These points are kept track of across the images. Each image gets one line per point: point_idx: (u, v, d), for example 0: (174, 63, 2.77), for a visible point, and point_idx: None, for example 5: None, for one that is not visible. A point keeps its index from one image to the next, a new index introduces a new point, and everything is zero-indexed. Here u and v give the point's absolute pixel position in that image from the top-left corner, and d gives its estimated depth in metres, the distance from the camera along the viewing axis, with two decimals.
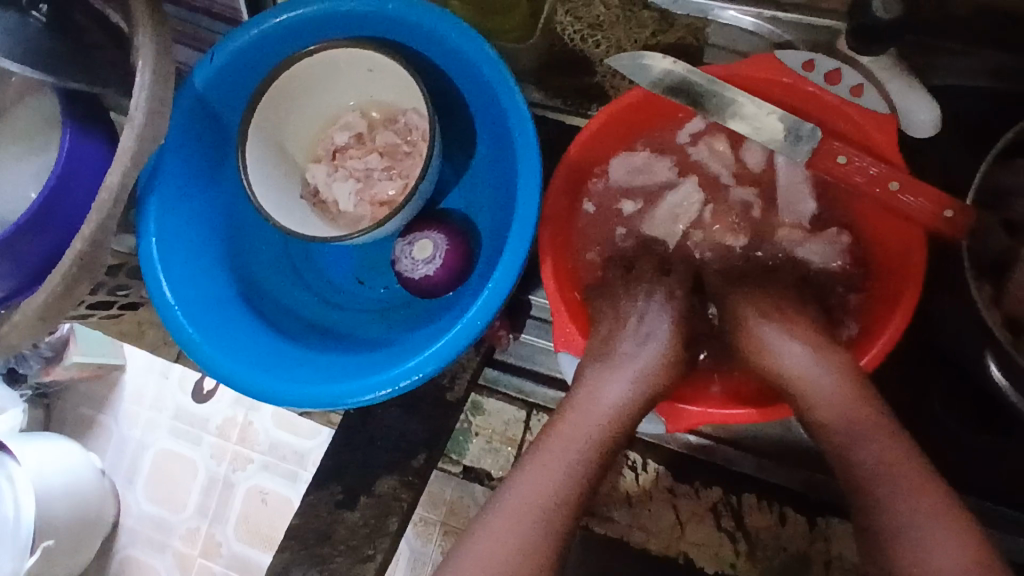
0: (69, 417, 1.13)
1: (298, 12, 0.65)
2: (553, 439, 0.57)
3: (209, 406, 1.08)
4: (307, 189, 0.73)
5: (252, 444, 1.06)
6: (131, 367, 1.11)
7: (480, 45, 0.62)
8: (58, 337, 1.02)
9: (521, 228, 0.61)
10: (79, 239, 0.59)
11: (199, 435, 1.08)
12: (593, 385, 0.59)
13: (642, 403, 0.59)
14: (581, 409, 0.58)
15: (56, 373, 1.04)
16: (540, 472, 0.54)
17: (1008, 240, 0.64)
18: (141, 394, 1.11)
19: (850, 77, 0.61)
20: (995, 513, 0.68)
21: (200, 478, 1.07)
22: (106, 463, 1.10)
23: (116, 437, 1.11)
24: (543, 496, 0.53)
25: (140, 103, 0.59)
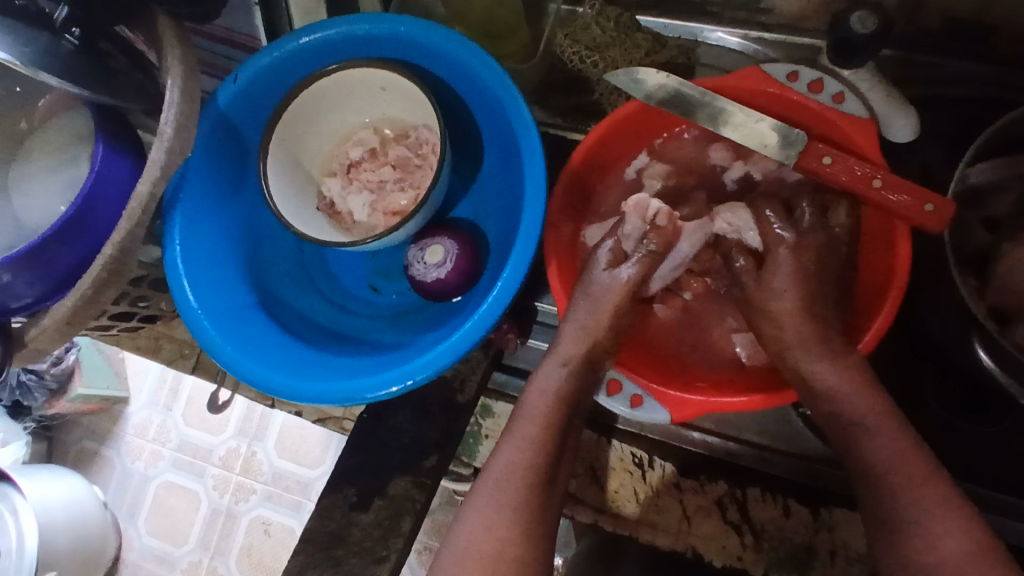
0: (72, 450, 1.21)
1: (317, 36, 0.70)
2: (503, 459, 0.61)
3: (213, 438, 1.16)
4: (323, 201, 0.77)
5: (256, 474, 1.13)
6: (134, 401, 1.20)
7: (486, 61, 0.66)
8: (64, 369, 1.10)
9: (528, 229, 0.64)
10: (109, 246, 0.63)
11: (203, 467, 1.16)
12: (534, 400, 0.64)
13: (579, 377, 0.65)
14: (526, 424, 0.62)
15: (62, 404, 1.12)
16: (494, 492, 0.59)
17: (990, 236, 0.72)
18: (144, 428, 1.19)
19: (831, 86, 0.65)
20: (995, 500, 0.71)
21: (202, 510, 1.14)
22: (109, 496, 1.19)
23: (119, 471, 1.19)
24: (507, 496, 0.59)
25: (169, 118, 0.63)
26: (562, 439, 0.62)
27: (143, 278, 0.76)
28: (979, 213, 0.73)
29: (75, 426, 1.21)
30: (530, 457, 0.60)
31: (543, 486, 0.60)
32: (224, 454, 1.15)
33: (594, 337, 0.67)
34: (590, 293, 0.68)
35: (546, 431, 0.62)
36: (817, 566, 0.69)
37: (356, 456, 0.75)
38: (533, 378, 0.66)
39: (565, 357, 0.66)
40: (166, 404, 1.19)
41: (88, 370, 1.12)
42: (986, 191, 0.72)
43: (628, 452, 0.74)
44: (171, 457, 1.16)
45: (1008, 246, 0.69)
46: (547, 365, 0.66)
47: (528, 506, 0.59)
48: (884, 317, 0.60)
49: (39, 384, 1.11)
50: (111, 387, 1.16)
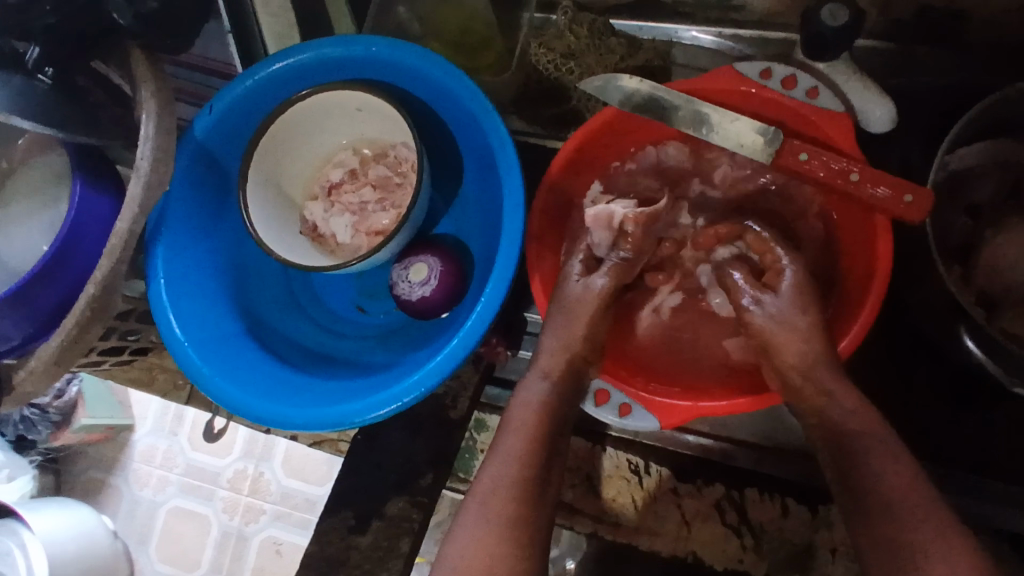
0: (79, 481, 1.21)
1: (292, 61, 0.70)
2: (490, 473, 0.60)
3: (220, 460, 1.16)
4: (305, 225, 0.77)
5: (264, 494, 1.13)
6: (139, 428, 1.20)
7: (458, 76, 0.66)
8: (66, 401, 1.10)
9: (509, 242, 0.64)
10: (92, 284, 0.63)
11: (211, 490, 1.16)
12: (519, 413, 0.64)
13: (562, 391, 0.65)
14: (512, 437, 0.62)
15: (66, 436, 1.12)
16: (484, 507, 0.58)
17: (972, 224, 0.72)
18: (151, 454, 1.19)
19: (804, 81, 0.65)
20: (993, 488, 0.70)
21: (213, 534, 1.14)
22: (119, 525, 1.19)
23: (127, 499, 1.19)
24: (498, 510, 0.58)
25: (145, 153, 0.64)
26: (549, 450, 0.62)
27: (130, 312, 0.76)
28: (962, 200, 0.73)
29: (80, 457, 1.22)
30: (518, 469, 0.60)
31: (534, 499, 0.59)
32: (232, 475, 1.15)
33: (573, 342, 0.67)
34: (566, 301, 0.69)
35: (532, 442, 0.61)
36: (817, 564, 0.69)
37: (352, 478, 0.75)
38: (517, 393, 0.66)
39: (546, 370, 0.66)
40: (172, 428, 1.19)
41: (90, 401, 1.12)
42: (966, 178, 0.72)
43: (623, 458, 0.74)
44: (178, 482, 1.16)
45: (991, 233, 0.69)
46: (530, 379, 0.66)
47: (519, 519, 0.58)
48: (866, 317, 0.60)
49: (42, 419, 1.11)
50: (115, 416, 1.16)
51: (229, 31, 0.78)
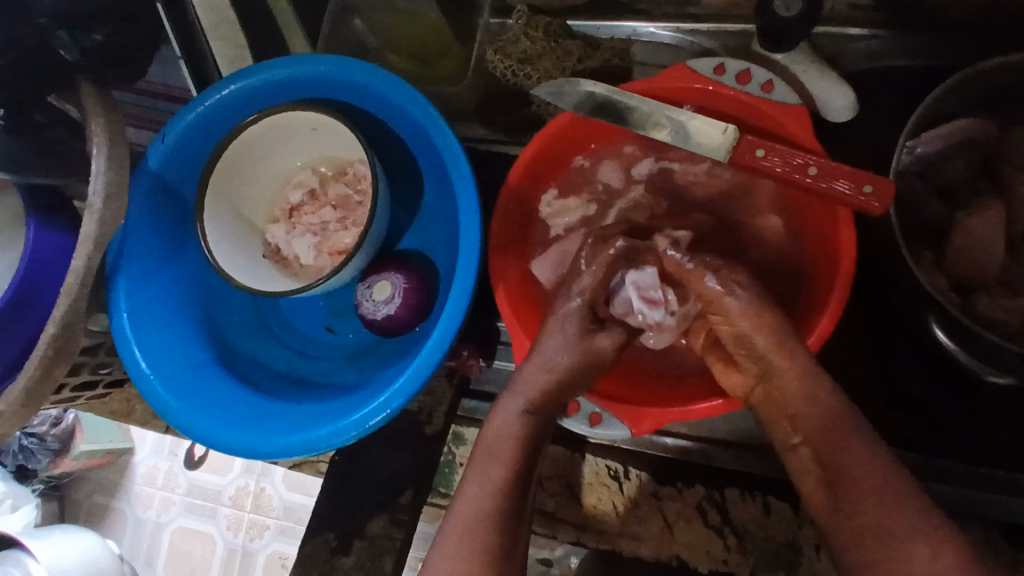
0: (84, 506, 1.22)
1: (242, 84, 0.70)
2: (467, 501, 0.58)
3: (220, 479, 1.16)
4: (268, 248, 0.76)
5: (267, 510, 1.12)
6: (139, 450, 1.19)
7: (407, 91, 0.66)
8: (64, 428, 1.12)
9: (467, 257, 0.63)
10: (51, 324, 0.62)
11: (214, 508, 1.15)
12: (494, 439, 0.60)
13: (541, 415, 0.61)
14: (489, 465, 0.59)
15: (67, 462, 1.12)
16: (461, 539, 0.56)
17: (942, 207, 0.70)
18: (153, 475, 1.19)
19: (758, 75, 0.64)
20: (976, 475, 0.69)
21: (219, 550, 1.14)
22: (126, 547, 1.19)
23: (131, 520, 1.19)
24: (475, 542, 0.56)
25: (98, 188, 0.63)
26: (527, 476, 0.60)
27: (97, 346, 0.76)
28: (934, 182, 0.71)
29: (83, 482, 1.22)
30: (497, 499, 0.58)
31: (512, 527, 0.57)
32: (233, 493, 1.14)
33: (557, 375, 0.61)
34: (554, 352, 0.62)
35: (511, 472, 0.58)
36: (803, 563, 0.68)
37: (332, 500, 0.75)
38: (492, 414, 0.62)
39: (527, 396, 0.61)
40: (172, 449, 1.18)
41: (88, 427, 1.12)
42: (937, 160, 0.70)
43: (603, 465, 0.74)
44: (181, 501, 1.16)
45: (962, 215, 0.68)
46: (506, 399, 0.62)
47: (497, 550, 0.56)
48: (829, 314, 0.59)
49: (41, 446, 1.12)
50: (115, 440, 1.16)
51: (180, 56, 0.78)
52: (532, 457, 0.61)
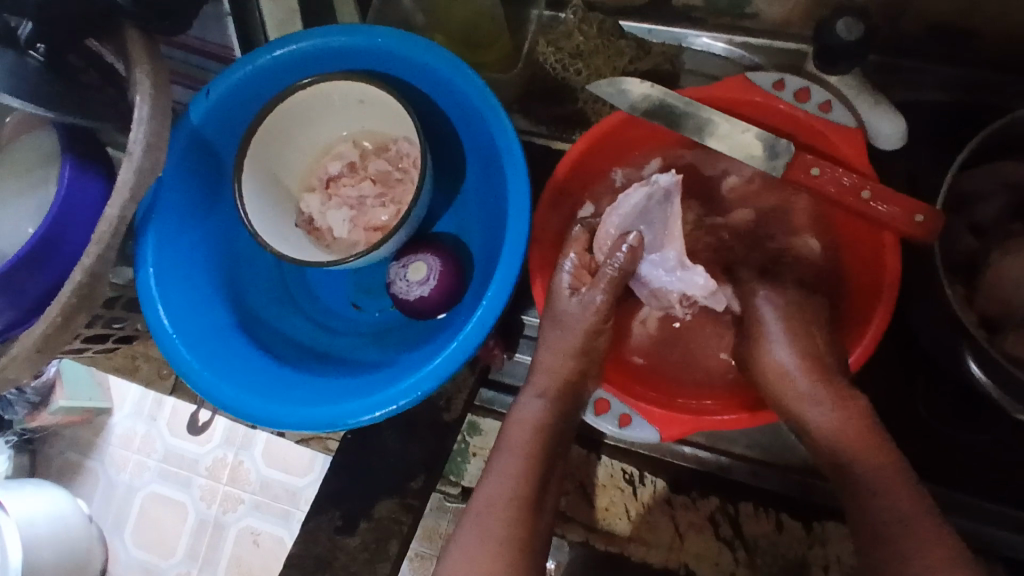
0: (55, 463, 1.19)
1: (294, 48, 0.68)
2: (487, 489, 0.59)
3: (198, 448, 1.13)
4: (301, 217, 0.75)
5: (243, 483, 1.11)
6: (117, 411, 1.17)
7: (467, 73, 0.65)
8: (44, 381, 1.07)
9: (513, 245, 0.62)
10: (78, 270, 0.61)
11: (188, 477, 1.13)
12: (515, 431, 0.62)
13: (557, 409, 0.63)
14: (507, 455, 0.60)
15: (43, 417, 1.10)
16: (480, 522, 0.57)
17: (976, 244, 0.71)
18: (128, 438, 1.16)
19: (817, 95, 0.64)
20: (983, 509, 0.70)
21: (190, 522, 1.12)
22: (95, 509, 1.17)
23: (103, 481, 1.17)
24: (495, 527, 0.56)
25: (139, 136, 0.61)
26: (546, 472, 0.61)
27: (116, 299, 0.74)
28: (966, 219, 0.72)
29: (57, 438, 1.19)
30: (514, 489, 0.58)
31: (531, 515, 0.58)
32: (210, 463, 1.13)
33: (567, 358, 0.64)
34: (556, 320, 0.65)
35: (529, 462, 0.60)
36: None
37: (341, 478, 0.73)
38: (512, 411, 0.63)
39: (542, 388, 0.64)
40: (151, 413, 1.16)
41: (68, 382, 1.10)
42: (970, 197, 0.71)
43: (619, 467, 0.74)
44: (155, 467, 1.14)
45: (998, 254, 0.69)
46: (525, 397, 0.64)
47: (517, 535, 0.57)
48: (870, 337, 0.60)
49: (21, 397, 1.09)
50: (93, 398, 1.13)
51: (228, 14, 0.76)
52: (550, 449, 0.62)
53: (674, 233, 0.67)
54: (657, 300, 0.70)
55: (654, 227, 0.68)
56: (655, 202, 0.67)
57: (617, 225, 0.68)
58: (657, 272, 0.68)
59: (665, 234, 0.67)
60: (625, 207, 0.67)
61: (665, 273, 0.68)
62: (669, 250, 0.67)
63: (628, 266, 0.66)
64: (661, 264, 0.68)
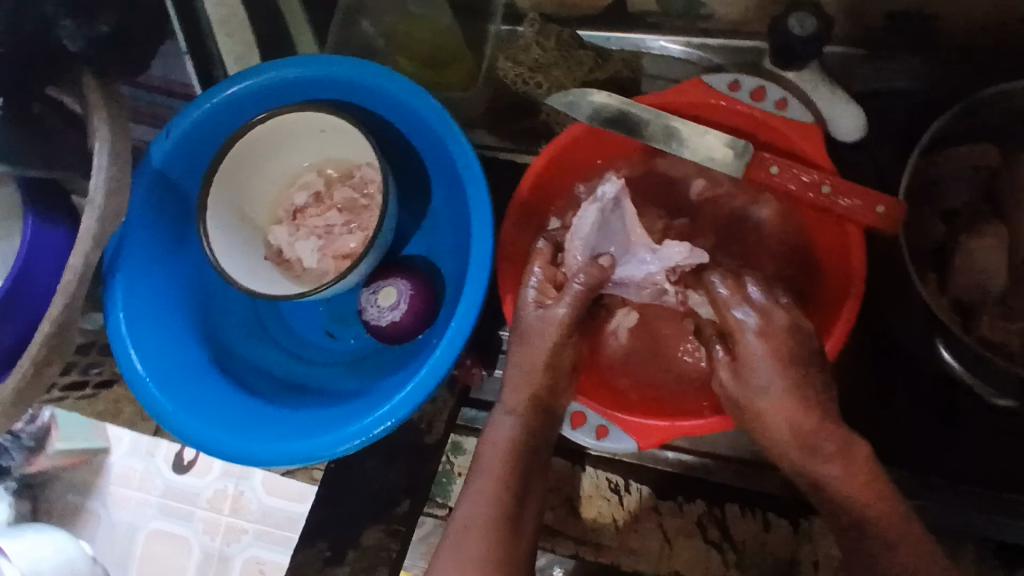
0: (55, 507, 1.18)
1: (252, 82, 0.68)
2: (463, 512, 0.60)
3: (199, 482, 1.13)
4: (271, 250, 0.75)
5: (245, 514, 1.11)
6: (115, 451, 1.16)
7: (422, 97, 0.65)
8: (40, 425, 1.09)
9: (477, 264, 0.62)
10: (47, 321, 0.60)
11: (190, 511, 1.13)
12: (489, 452, 0.62)
13: (529, 427, 0.63)
14: (482, 478, 0.60)
15: (41, 461, 1.10)
16: (456, 548, 0.58)
17: (946, 229, 0.71)
18: (128, 476, 1.15)
19: (773, 93, 0.64)
20: (972, 495, 0.69)
21: (195, 555, 1.12)
22: (98, 550, 1.16)
23: (104, 520, 1.16)
24: (473, 553, 0.57)
25: (99, 183, 0.61)
26: (523, 489, 0.61)
27: (90, 345, 0.74)
28: (935, 206, 0.72)
29: (56, 481, 1.18)
30: (489, 511, 0.59)
31: (508, 536, 0.58)
32: (211, 495, 1.12)
33: (535, 373, 0.64)
34: (521, 333, 0.65)
35: (503, 483, 0.60)
36: None
37: (326, 508, 0.73)
38: (484, 432, 0.64)
39: (512, 406, 0.64)
40: (149, 449, 1.16)
41: (64, 423, 1.11)
42: (938, 184, 0.71)
43: (604, 478, 0.73)
44: (157, 503, 1.13)
45: (967, 238, 0.68)
46: (496, 416, 0.64)
47: (494, 559, 0.57)
48: (838, 332, 0.61)
49: (17, 444, 1.09)
50: (90, 439, 1.13)
51: (185, 51, 0.76)
52: (526, 468, 0.62)
53: (637, 231, 0.68)
54: (647, 293, 0.70)
55: (618, 235, 0.68)
56: (609, 216, 0.68)
57: (582, 250, 0.67)
58: (635, 267, 0.68)
59: (632, 234, 0.68)
60: (585, 229, 0.67)
61: (643, 265, 0.68)
62: (640, 246, 0.68)
63: (593, 285, 0.66)
64: (639, 261, 0.68)
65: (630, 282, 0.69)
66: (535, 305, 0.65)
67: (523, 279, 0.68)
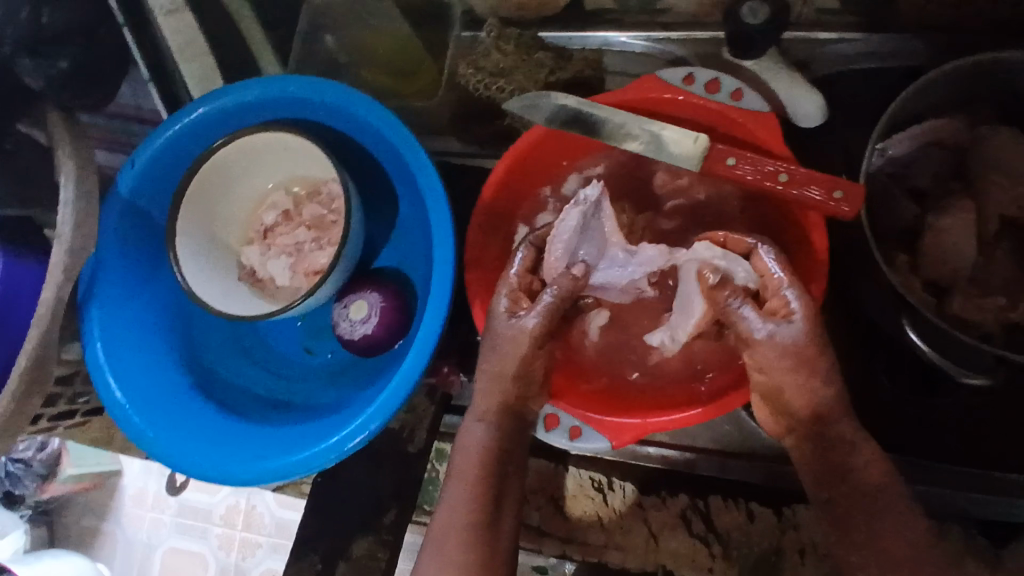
0: (73, 530, 1.20)
1: (211, 106, 0.69)
2: (441, 520, 0.61)
3: (211, 499, 1.15)
4: (244, 270, 0.76)
5: (258, 527, 1.12)
6: (127, 472, 1.18)
7: (378, 110, 0.65)
8: (50, 452, 1.11)
9: (442, 273, 0.63)
10: (22, 354, 0.60)
11: (205, 528, 1.14)
12: (462, 459, 0.63)
13: (501, 431, 0.63)
14: (456, 485, 0.62)
15: (54, 487, 1.11)
16: (437, 555, 0.59)
17: (913, 208, 0.70)
18: (142, 496, 1.18)
19: (728, 83, 0.65)
20: (939, 471, 0.71)
21: (211, 571, 1.13)
22: (117, 571, 1.17)
23: (121, 541, 1.18)
24: (452, 560, 0.58)
25: (65, 217, 0.62)
26: (498, 493, 0.62)
27: (71, 375, 0.75)
28: (901, 185, 0.72)
29: (72, 506, 1.20)
30: (465, 518, 0.60)
31: (486, 538, 0.60)
32: (224, 511, 1.13)
33: (504, 383, 0.63)
34: (491, 341, 0.64)
35: (476, 489, 0.61)
36: (785, 567, 0.69)
37: (315, 522, 0.73)
38: (456, 438, 0.65)
39: (481, 412, 0.64)
40: (161, 470, 1.18)
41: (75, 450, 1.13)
42: (904, 163, 0.71)
43: (587, 477, 0.74)
44: (172, 521, 1.15)
45: (934, 216, 0.68)
46: (467, 423, 0.65)
47: (472, 565, 0.58)
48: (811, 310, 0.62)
49: (28, 471, 1.10)
50: (102, 462, 1.15)
51: (148, 79, 0.78)
52: (500, 472, 0.62)
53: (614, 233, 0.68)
54: (626, 295, 0.70)
55: (593, 238, 0.68)
56: (589, 218, 0.67)
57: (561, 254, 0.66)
58: (613, 271, 0.68)
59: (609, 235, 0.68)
60: (565, 234, 0.66)
61: (621, 268, 0.68)
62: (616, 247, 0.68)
63: (566, 294, 0.65)
64: (616, 263, 0.68)
65: (612, 287, 0.69)
66: (506, 315, 0.64)
67: (498, 285, 0.67)
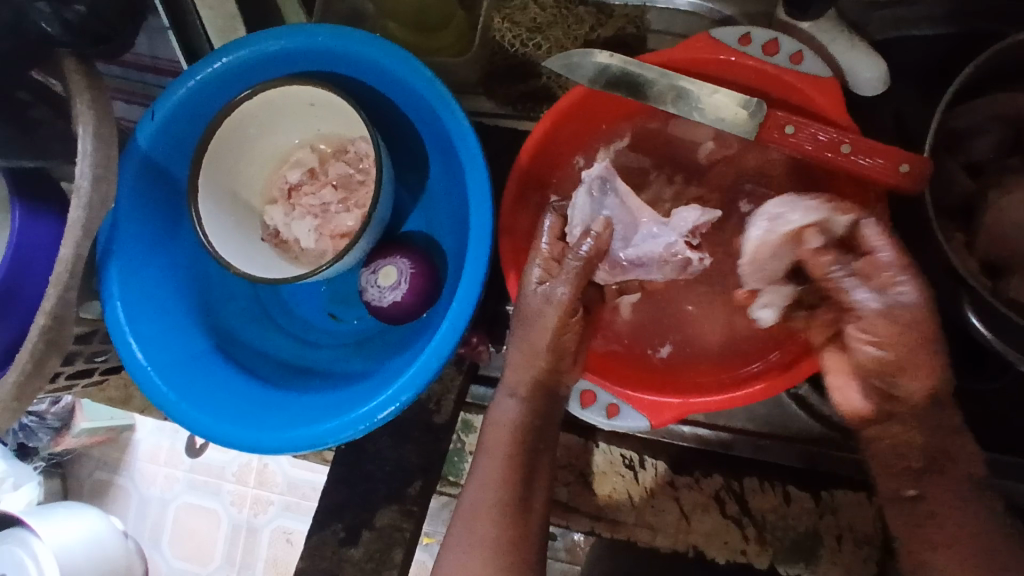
0: (85, 484, 1.20)
1: (235, 56, 0.65)
2: (469, 497, 0.59)
3: (224, 456, 1.14)
4: (267, 230, 0.73)
5: (271, 485, 1.11)
6: (141, 428, 1.18)
7: (414, 65, 0.62)
8: (64, 406, 1.08)
9: (479, 239, 0.60)
10: (40, 315, 0.57)
11: (218, 485, 1.14)
12: (495, 435, 0.61)
13: (535, 406, 0.61)
14: (487, 460, 0.60)
15: (68, 441, 1.10)
16: (466, 534, 0.57)
17: (973, 184, 0.67)
18: (156, 453, 1.17)
19: (788, 45, 0.60)
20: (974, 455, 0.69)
21: (224, 527, 1.13)
22: (130, 526, 1.17)
23: (134, 498, 1.17)
24: (486, 538, 0.57)
25: (84, 171, 0.57)
26: (531, 469, 0.60)
27: (90, 333, 0.73)
28: (960, 159, 0.68)
29: (85, 460, 1.19)
30: (497, 494, 0.58)
31: (520, 517, 0.58)
32: (237, 469, 1.13)
33: (540, 353, 0.61)
34: (523, 314, 0.62)
35: (512, 465, 0.59)
36: (823, 552, 0.69)
37: (340, 491, 0.71)
38: (488, 413, 0.62)
39: (513, 387, 0.62)
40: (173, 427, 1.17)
41: (88, 406, 1.11)
42: (966, 134, 0.67)
43: (618, 454, 0.73)
44: (184, 478, 1.14)
45: (996, 194, 0.64)
46: (498, 398, 0.62)
47: (504, 543, 0.57)
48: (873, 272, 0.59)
49: (41, 425, 1.09)
50: (114, 418, 1.14)
51: (167, 26, 0.74)
52: (535, 449, 0.60)
53: (638, 204, 0.64)
54: (671, 267, 0.65)
55: (617, 211, 0.64)
56: (599, 194, 0.64)
57: (580, 221, 0.63)
58: (653, 241, 0.64)
59: (636, 207, 0.64)
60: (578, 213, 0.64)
61: (659, 238, 0.64)
62: (646, 218, 0.64)
63: (596, 255, 0.62)
64: (652, 233, 0.64)
65: (650, 261, 0.65)
66: (537, 284, 0.61)
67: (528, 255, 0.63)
